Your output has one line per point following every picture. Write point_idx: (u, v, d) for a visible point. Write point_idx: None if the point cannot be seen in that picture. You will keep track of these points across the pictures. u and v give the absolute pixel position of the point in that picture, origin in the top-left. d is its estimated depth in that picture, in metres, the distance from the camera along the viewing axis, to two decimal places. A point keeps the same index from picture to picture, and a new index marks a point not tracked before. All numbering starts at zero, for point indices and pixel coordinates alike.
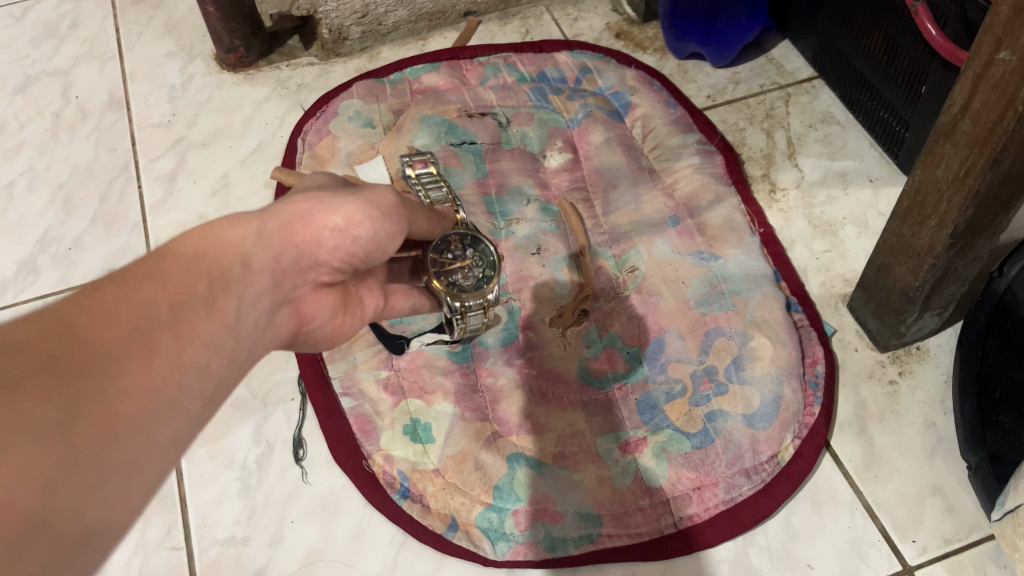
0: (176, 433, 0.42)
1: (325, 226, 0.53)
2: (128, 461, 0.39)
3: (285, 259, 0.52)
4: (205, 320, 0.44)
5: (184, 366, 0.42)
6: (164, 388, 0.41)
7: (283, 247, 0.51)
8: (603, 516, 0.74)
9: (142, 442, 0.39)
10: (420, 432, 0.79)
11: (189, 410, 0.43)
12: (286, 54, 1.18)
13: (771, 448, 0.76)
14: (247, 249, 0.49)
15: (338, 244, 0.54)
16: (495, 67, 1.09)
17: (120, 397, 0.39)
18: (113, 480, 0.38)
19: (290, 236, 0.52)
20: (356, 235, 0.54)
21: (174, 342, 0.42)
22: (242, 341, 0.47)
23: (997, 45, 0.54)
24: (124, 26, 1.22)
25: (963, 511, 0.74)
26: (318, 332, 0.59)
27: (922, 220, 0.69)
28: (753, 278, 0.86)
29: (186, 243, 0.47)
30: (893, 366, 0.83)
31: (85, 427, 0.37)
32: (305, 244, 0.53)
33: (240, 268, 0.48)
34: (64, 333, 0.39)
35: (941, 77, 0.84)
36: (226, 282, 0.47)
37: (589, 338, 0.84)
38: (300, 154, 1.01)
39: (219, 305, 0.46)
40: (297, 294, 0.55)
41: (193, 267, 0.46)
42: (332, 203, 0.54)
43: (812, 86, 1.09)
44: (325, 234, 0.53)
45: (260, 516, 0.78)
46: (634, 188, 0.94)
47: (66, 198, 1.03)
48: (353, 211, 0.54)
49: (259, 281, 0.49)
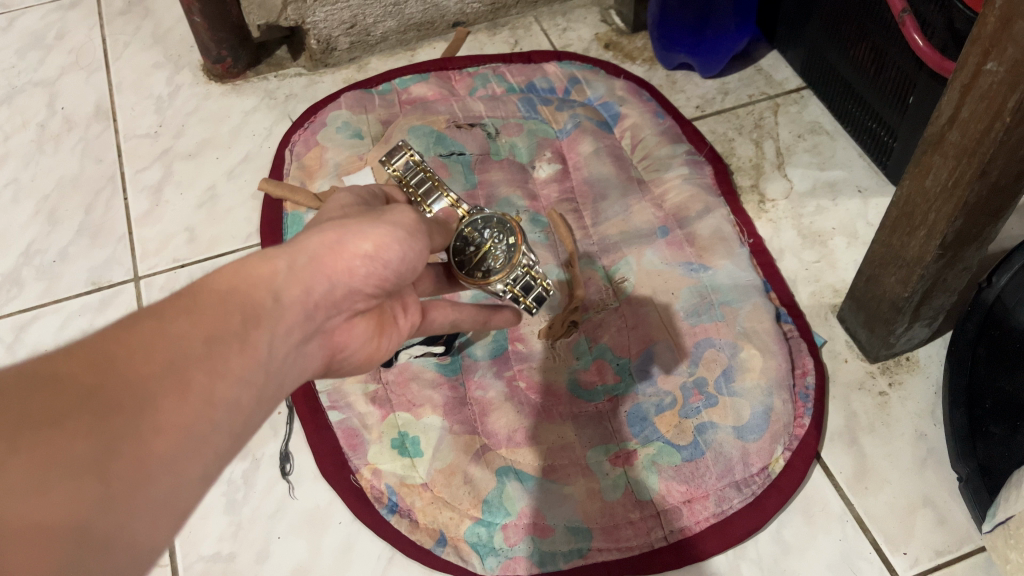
0: (204, 470, 0.40)
1: (355, 254, 0.50)
2: (157, 500, 0.37)
3: (317, 292, 0.49)
4: (237, 355, 0.42)
5: (216, 403, 0.40)
6: (196, 426, 0.39)
7: (312, 281, 0.49)
8: (593, 530, 0.74)
9: (171, 480, 0.38)
10: (408, 446, 0.78)
11: (218, 447, 0.41)
12: (274, 64, 1.17)
13: (762, 461, 0.76)
14: (278, 283, 0.47)
15: (370, 270, 0.51)
16: (484, 78, 1.09)
17: (153, 434, 0.37)
18: (141, 519, 0.36)
19: (320, 269, 0.49)
20: (387, 259, 0.52)
21: (209, 378, 0.40)
22: (273, 375, 0.45)
23: (984, 57, 0.54)
24: (110, 36, 1.21)
25: (955, 523, 0.74)
26: (351, 360, 0.56)
27: (911, 231, 0.69)
28: (742, 288, 0.85)
29: (219, 278, 0.45)
30: (884, 377, 0.83)
31: (119, 466, 0.35)
32: (336, 276, 0.50)
33: (271, 301, 0.46)
34: (101, 365, 0.37)
35: (928, 87, 0.84)
36: (259, 316, 0.45)
37: (578, 350, 0.84)
38: (288, 165, 1.01)
39: (252, 339, 0.44)
40: (330, 326, 0.52)
41: (225, 301, 0.44)
42: (361, 229, 0.51)
43: (801, 96, 1.09)
44: (356, 263, 0.50)
45: (247, 532, 0.77)
46: (623, 200, 0.94)
47: (51, 210, 1.02)
48: (381, 235, 0.51)
49: (290, 316, 0.47)
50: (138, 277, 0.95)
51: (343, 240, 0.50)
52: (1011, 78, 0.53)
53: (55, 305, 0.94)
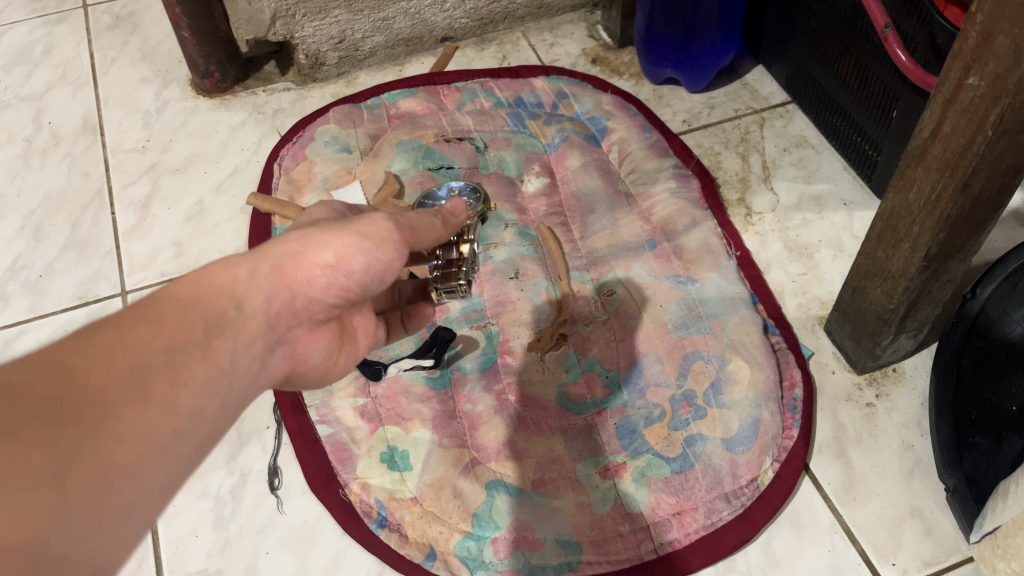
0: (167, 479, 0.42)
1: (316, 263, 0.51)
2: (119, 510, 0.39)
3: (278, 302, 0.50)
4: (200, 363, 0.44)
5: (179, 410, 0.42)
6: (158, 434, 0.41)
7: (276, 289, 0.50)
8: (582, 543, 0.73)
9: (133, 490, 0.40)
10: (397, 460, 0.78)
11: (182, 456, 0.43)
12: (263, 79, 1.17)
13: (750, 472, 0.76)
14: (240, 290, 0.48)
15: (330, 280, 0.52)
16: (472, 92, 1.09)
17: (113, 443, 0.39)
18: (104, 528, 0.38)
19: (281, 278, 0.50)
20: (349, 269, 0.52)
21: (170, 387, 0.42)
22: (238, 385, 0.47)
23: (965, 71, 0.55)
24: (98, 51, 1.22)
25: (942, 533, 0.74)
26: (311, 372, 0.57)
27: (895, 243, 0.70)
28: (731, 301, 0.86)
29: (180, 287, 0.46)
30: (870, 389, 0.84)
31: (79, 476, 0.37)
32: (296, 285, 0.51)
33: (234, 311, 0.47)
34: (62, 376, 0.39)
35: (911, 102, 0.85)
36: (221, 325, 0.46)
37: (567, 363, 0.84)
38: (276, 179, 1.00)
39: (215, 348, 0.45)
40: (294, 335, 0.53)
41: (188, 309, 0.45)
42: (321, 239, 0.51)
43: (786, 110, 1.10)
44: (316, 273, 0.51)
45: (234, 548, 0.77)
46: (611, 213, 0.94)
47: (37, 225, 1.02)
48: (344, 244, 0.52)
49: (253, 325, 0.48)
50: (125, 291, 0.95)
51: (303, 248, 0.51)
52: (992, 92, 0.54)
53: (40, 320, 0.93)
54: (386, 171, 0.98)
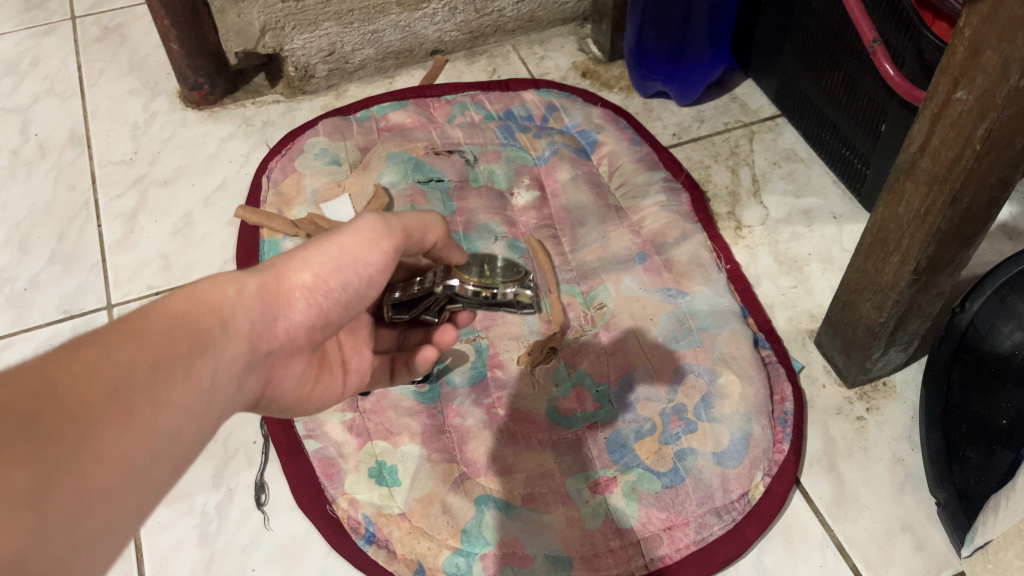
0: (141, 500, 0.40)
1: (295, 284, 0.51)
2: (92, 531, 0.38)
3: (261, 323, 0.49)
4: (182, 384, 0.43)
5: (158, 432, 0.41)
6: (136, 455, 0.40)
7: (260, 308, 0.49)
8: (573, 559, 0.72)
9: (107, 512, 0.38)
10: (386, 475, 0.77)
11: (156, 478, 0.41)
12: (252, 91, 1.17)
13: (742, 486, 0.75)
14: (226, 311, 0.47)
15: (311, 303, 0.52)
16: (462, 106, 1.09)
17: (92, 464, 0.37)
18: (75, 552, 0.37)
19: (267, 299, 0.50)
20: (330, 288, 0.52)
21: (151, 407, 0.41)
22: (214, 407, 0.45)
23: (953, 85, 0.55)
24: (86, 63, 1.21)
25: (933, 548, 0.74)
26: (282, 400, 0.56)
27: (885, 257, 0.70)
28: (720, 314, 0.86)
29: (169, 304, 0.45)
30: (861, 403, 0.83)
31: (57, 497, 0.36)
32: (279, 306, 0.51)
33: (218, 330, 0.46)
34: (44, 390, 0.37)
35: (899, 116, 0.86)
36: (204, 345, 0.45)
37: (557, 377, 0.83)
38: (265, 192, 1.00)
39: (197, 368, 0.44)
40: (275, 359, 0.52)
41: (173, 327, 0.44)
42: (305, 258, 0.52)
43: (776, 124, 1.10)
44: (297, 294, 0.51)
45: (219, 565, 0.75)
46: (601, 226, 0.94)
47: (22, 237, 1.01)
48: (323, 264, 0.52)
49: (235, 345, 0.47)
50: (112, 304, 0.94)
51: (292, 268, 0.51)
52: (980, 106, 0.54)
53: (25, 334, 0.91)
54: (375, 183, 0.98)
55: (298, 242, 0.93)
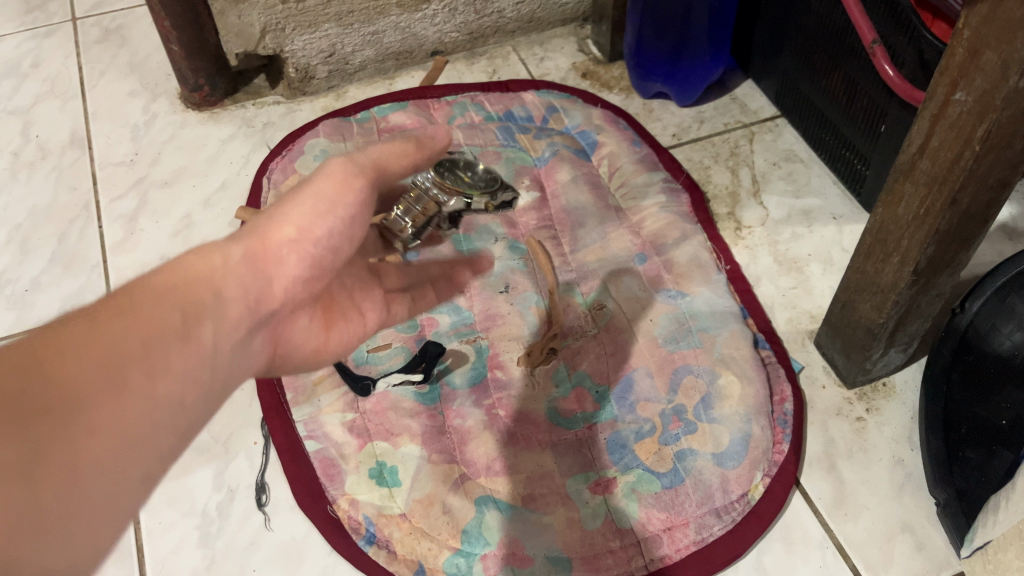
0: (151, 468, 0.41)
1: (279, 237, 0.51)
2: (99, 495, 0.38)
3: (256, 288, 0.49)
4: (179, 351, 0.42)
5: (157, 401, 0.41)
6: (137, 422, 0.40)
7: (251, 274, 0.49)
8: (573, 560, 0.72)
9: (112, 476, 0.39)
10: (386, 475, 0.77)
11: (163, 442, 0.42)
12: (253, 92, 1.17)
13: (741, 487, 0.75)
14: (218, 278, 0.47)
15: (301, 256, 0.51)
16: (462, 106, 1.10)
17: (92, 433, 0.38)
18: (83, 519, 0.37)
19: (255, 264, 0.50)
20: (317, 237, 0.52)
21: (146, 377, 0.40)
22: (217, 371, 0.45)
23: (952, 87, 0.55)
24: (87, 64, 1.21)
25: (933, 548, 0.74)
26: (297, 355, 0.56)
27: (885, 258, 0.70)
28: (720, 315, 0.86)
29: (162, 276, 0.45)
30: (861, 403, 0.84)
31: (56, 464, 0.36)
32: (269, 267, 0.50)
33: (214, 299, 0.46)
34: (33, 369, 0.37)
35: (899, 117, 0.86)
36: (201, 313, 0.45)
37: (557, 377, 0.84)
38: (266, 193, 1.00)
39: (195, 336, 0.44)
40: (277, 320, 0.52)
41: (167, 298, 0.44)
42: (285, 212, 0.51)
43: (776, 124, 1.10)
44: (285, 250, 0.51)
45: (220, 566, 0.76)
46: (601, 227, 0.94)
47: (23, 238, 1.01)
48: (304, 216, 0.52)
49: (234, 311, 0.47)
50: None
51: (276, 231, 0.51)
52: (979, 107, 0.54)
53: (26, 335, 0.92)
54: None
55: None
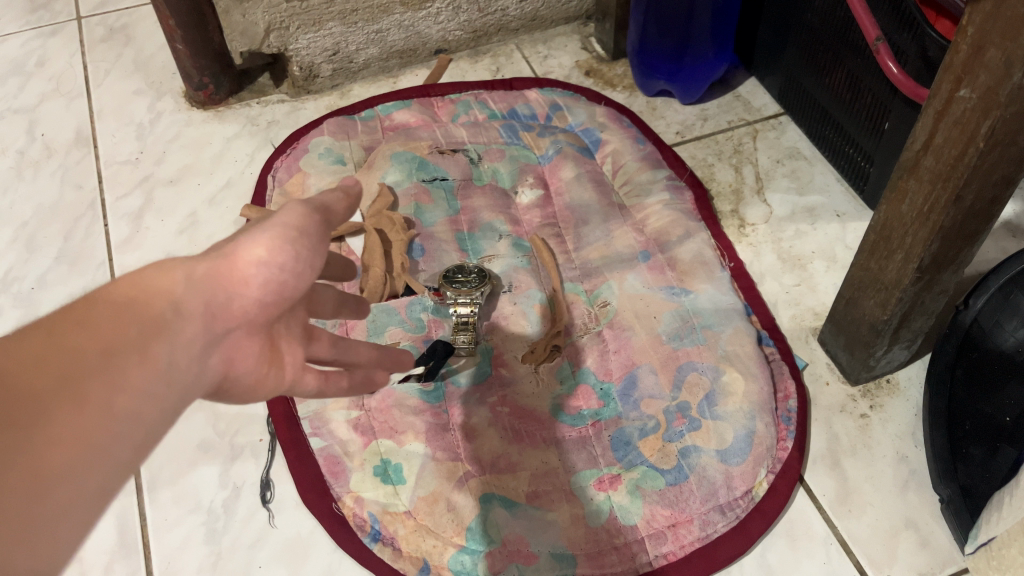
0: (102, 486, 0.35)
1: (249, 261, 0.43)
2: (55, 516, 0.33)
3: (217, 304, 0.42)
4: (138, 366, 0.37)
5: (115, 415, 0.36)
6: (94, 441, 0.35)
7: (211, 290, 0.42)
8: (577, 556, 0.73)
9: (70, 496, 0.34)
10: (390, 473, 0.77)
11: (125, 462, 0.36)
12: (257, 91, 1.18)
13: (745, 484, 0.76)
14: (179, 292, 0.40)
15: (269, 280, 0.43)
16: (466, 105, 1.10)
17: (45, 448, 0.33)
18: (40, 538, 0.32)
19: (217, 282, 0.42)
20: (283, 264, 0.44)
21: (104, 390, 0.35)
22: (179, 392, 0.39)
23: (956, 84, 0.56)
24: (92, 63, 1.22)
25: (937, 545, 0.74)
26: (244, 386, 0.45)
27: (888, 255, 0.70)
28: (724, 312, 0.86)
29: (120, 286, 0.39)
30: (864, 400, 0.84)
31: (10, 479, 0.32)
32: (234, 286, 0.42)
33: (172, 312, 0.40)
34: None
35: (903, 113, 0.86)
36: (160, 327, 0.39)
37: (562, 374, 0.84)
38: (270, 191, 1.00)
39: (152, 350, 0.38)
40: (236, 339, 0.43)
41: (124, 310, 0.38)
42: (254, 236, 0.44)
43: (779, 122, 1.11)
44: (253, 272, 0.43)
45: (226, 562, 0.76)
46: (605, 224, 0.94)
47: (29, 237, 1.01)
48: (273, 236, 0.44)
49: (194, 327, 0.40)
50: None
51: (239, 250, 0.43)
52: (984, 104, 0.54)
53: None
54: (380, 182, 0.98)
55: None
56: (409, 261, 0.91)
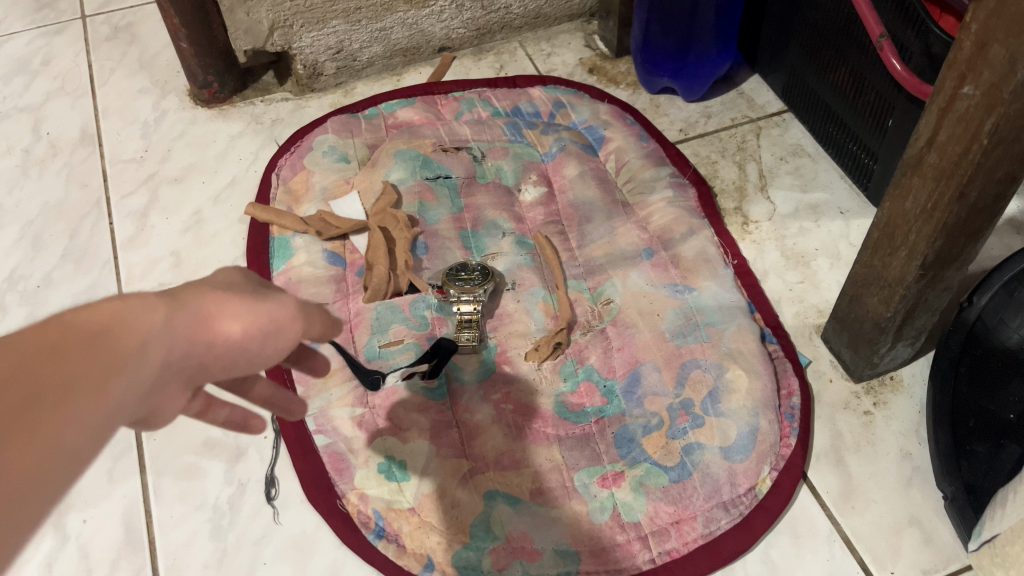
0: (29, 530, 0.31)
1: (223, 332, 0.41)
2: None
3: (179, 357, 0.39)
4: (93, 407, 0.34)
5: (60, 449, 0.32)
6: (33, 484, 0.31)
7: (184, 341, 0.39)
8: (581, 553, 0.73)
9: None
10: (395, 470, 0.77)
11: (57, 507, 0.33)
12: (261, 89, 1.18)
13: (749, 481, 0.76)
14: (152, 333, 0.38)
15: (231, 356, 0.41)
16: (470, 102, 1.10)
17: None
18: None
19: (191, 335, 0.39)
20: (254, 348, 0.42)
21: (58, 427, 0.32)
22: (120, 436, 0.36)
23: (961, 80, 0.55)
24: (97, 62, 1.22)
25: (941, 542, 0.74)
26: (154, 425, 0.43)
27: (892, 252, 0.70)
28: (727, 309, 0.86)
29: (92, 311, 0.36)
30: (868, 397, 0.84)
31: None
32: (201, 345, 0.40)
33: (138, 352, 0.37)
34: None
35: (907, 110, 0.86)
36: (122, 367, 0.36)
37: (565, 372, 0.84)
38: (275, 189, 1.01)
39: (110, 389, 0.35)
40: (175, 389, 0.41)
41: (90, 342, 0.35)
42: (238, 309, 0.41)
43: (783, 119, 1.10)
44: (224, 340, 0.41)
45: (231, 559, 0.76)
46: (608, 222, 0.94)
47: (35, 235, 1.02)
48: (254, 319, 0.42)
49: (150, 373, 0.37)
50: None
51: (219, 311, 0.41)
52: (988, 101, 0.54)
53: None
54: (384, 180, 0.98)
55: (307, 239, 0.94)
56: (413, 258, 0.91)
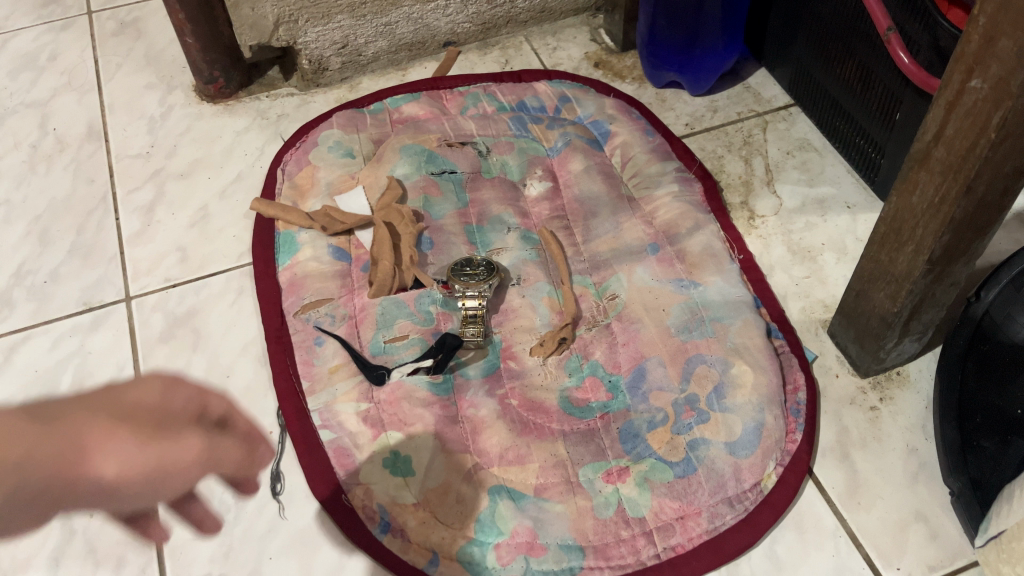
0: None
1: (96, 469, 0.44)
2: None
3: (36, 488, 0.42)
4: None
5: None
6: None
7: (54, 472, 0.42)
8: (585, 548, 0.73)
9: None
10: (400, 465, 0.77)
11: None
12: (267, 84, 1.18)
13: (754, 476, 0.76)
14: (26, 457, 0.41)
15: (97, 496, 0.44)
16: (475, 97, 1.10)
17: None
18: None
19: (61, 467, 0.42)
20: (124, 487, 0.45)
21: None
22: None
23: (968, 74, 0.55)
24: (103, 57, 1.22)
25: (946, 537, 0.74)
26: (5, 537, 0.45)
27: (899, 247, 0.69)
28: (733, 304, 0.86)
29: None
30: (874, 393, 0.83)
31: None
32: (68, 482, 0.43)
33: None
34: None
35: (914, 104, 0.85)
36: None
37: (570, 367, 0.84)
38: (280, 185, 1.01)
39: None
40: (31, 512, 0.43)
41: None
42: (117, 447, 0.44)
43: (789, 113, 1.10)
44: (93, 475, 0.44)
45: (238, 553, 0.77)
46: (614, 217, 0.94)
47: (42, 230, 1.02)
48: (130, 460, 0.45)
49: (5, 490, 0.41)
50: (130, 297, 0.95)
51: (99, 446, 0.44)
52: (996, 95, 0.53)
53: (45, 326, 0.93)
54: (389, 175, 0.98)
55: (313, 235, 0.94)
56: (418, 254, 0.91)
